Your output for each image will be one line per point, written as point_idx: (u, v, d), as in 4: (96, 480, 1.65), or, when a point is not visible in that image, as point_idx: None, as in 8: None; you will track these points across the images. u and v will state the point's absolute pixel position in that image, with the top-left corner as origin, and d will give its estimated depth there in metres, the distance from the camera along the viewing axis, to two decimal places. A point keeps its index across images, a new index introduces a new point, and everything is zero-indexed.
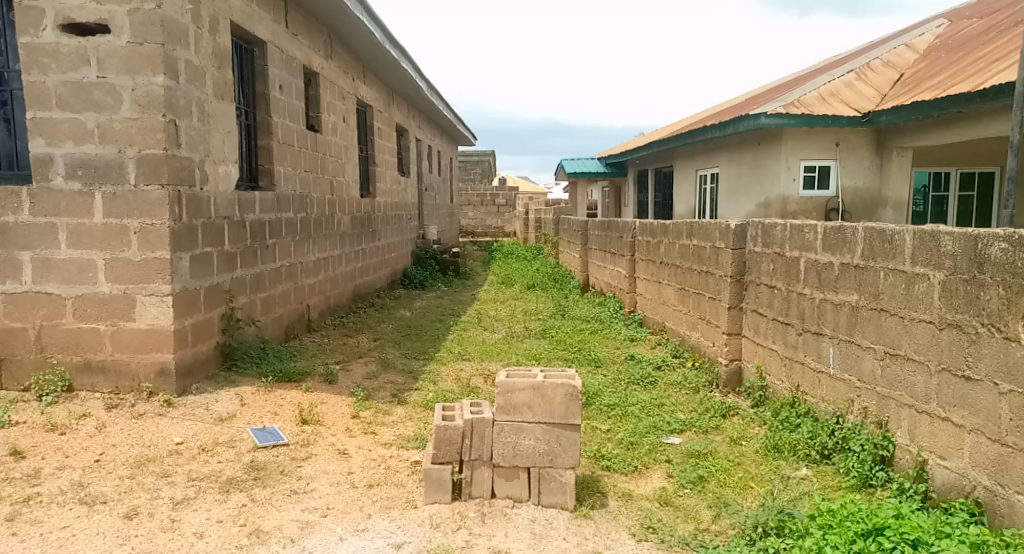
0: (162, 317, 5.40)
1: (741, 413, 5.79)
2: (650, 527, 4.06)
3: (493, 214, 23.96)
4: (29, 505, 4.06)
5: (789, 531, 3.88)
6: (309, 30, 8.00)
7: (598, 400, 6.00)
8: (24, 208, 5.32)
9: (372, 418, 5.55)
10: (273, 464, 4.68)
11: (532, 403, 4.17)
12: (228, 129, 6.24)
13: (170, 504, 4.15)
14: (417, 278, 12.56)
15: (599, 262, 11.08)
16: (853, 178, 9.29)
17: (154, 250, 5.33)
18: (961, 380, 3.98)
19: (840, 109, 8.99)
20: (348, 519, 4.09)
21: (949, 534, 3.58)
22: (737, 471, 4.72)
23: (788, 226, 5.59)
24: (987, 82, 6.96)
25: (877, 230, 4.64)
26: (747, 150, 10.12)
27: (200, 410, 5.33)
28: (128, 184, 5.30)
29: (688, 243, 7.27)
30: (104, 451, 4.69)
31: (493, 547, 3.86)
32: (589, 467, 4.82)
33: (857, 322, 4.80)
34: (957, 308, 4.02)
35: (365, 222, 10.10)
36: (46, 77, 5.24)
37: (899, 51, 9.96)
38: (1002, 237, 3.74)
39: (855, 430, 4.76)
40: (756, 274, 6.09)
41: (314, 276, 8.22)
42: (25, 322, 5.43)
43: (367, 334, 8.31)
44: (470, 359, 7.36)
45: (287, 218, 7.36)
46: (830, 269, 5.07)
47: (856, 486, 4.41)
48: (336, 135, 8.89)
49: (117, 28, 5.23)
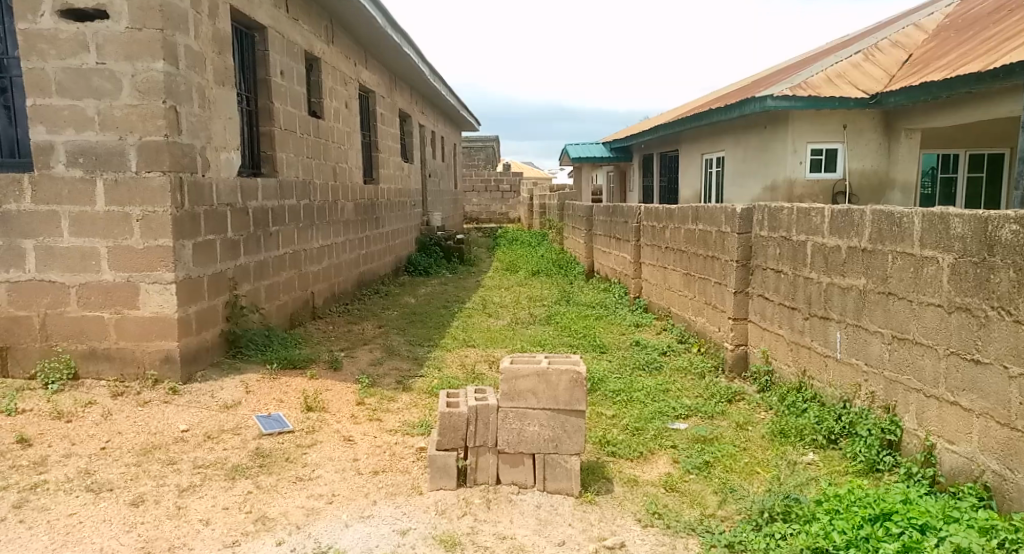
0: (166, 304, 5.39)
1: (746, 398, 5.78)
2: (656, 513, 4.05)
3: (497, 200, 23.90)
4: (35, 493, 4.06)
5: (796, 517, 3.86)
6: (310, 16, 7.94)
7: (603, 387, 5.98)
8: (25, 197, 5.30)
9: (377, 405, 5.54)
10: (278, 451, 4.69)
11: (537, 389, 4.15)
12: (229, 115, 6.21)
13: (176, 491, 4.15)
14: (421, 265, 12.55)
15: (604, 247, 11.04)
16: (860, 160, 9.21)
17: (157, 238, 5.31)
18: (971, 363, 3.94)
19: (846, 91, 8.91)
20: (354, 506, 4.08)
21: (957, 518, 3.55)
22: (743, 457, 4.70)
23: (795, 210, 5.53)
24: (997, 62, 6.87)
25: (885, 213, 4.58)
26: (753, 134, 10.05)
27: (205, 397, 5.33)
28: (130, 171, 5.27)
29: (693, 227, 7.23)
30: (110, 439, 4.69)
31: (499, 534, 3.85)
32: (594, 453, 4.80)
33: (865, 307, 4.76)
34: (966, 291, 3.98)
35: (368, 209, 10.06)
36: (45, 64, 5.21)
37: (907, 32, 9.85)
38: (1013, 219, 3.69)
39: (862, 414, 4.73)
40: (762, 258, 6.04)
41: (318, 264, 8.20)
42: (29, 310, 5.43)
43: (371, 321, 8.29)
44: (476, 346, 7.34)
45: (290, 204, 7.34)
46: (838, 254, 5.03)
47: (864, 472, 4.40)
48: (338, 121, 8.85)
49: (115, 14, 5.19)
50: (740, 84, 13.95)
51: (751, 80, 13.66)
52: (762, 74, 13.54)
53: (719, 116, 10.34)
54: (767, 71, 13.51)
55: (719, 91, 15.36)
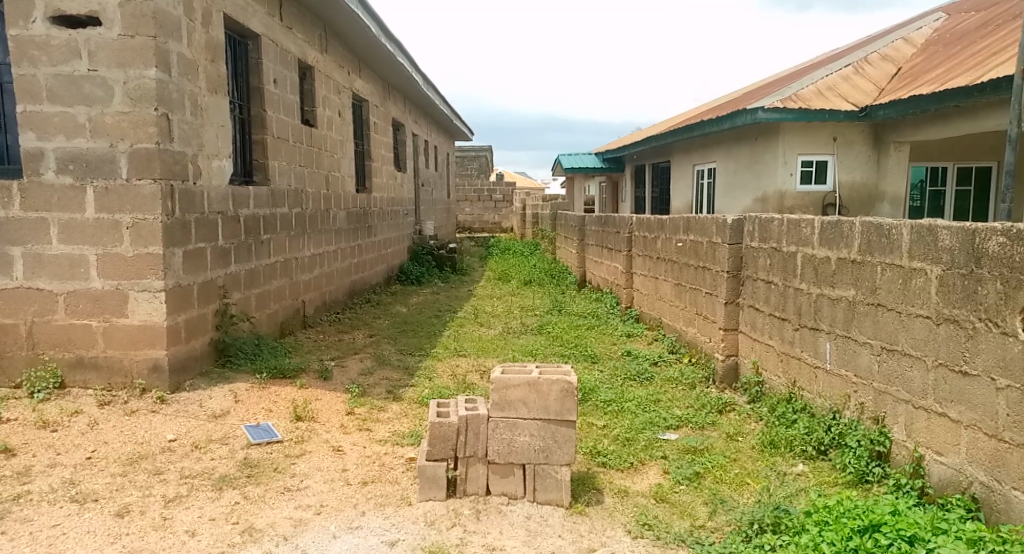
0: (156, 313, 5.36)
1: (737, 408, 5.77)
2: (645, 524, 4.03)
3: (490, 210, 23.93)
4: (19, 503, 4.02)
5: (785, 528, 3.85)
6: (303, 24, 7.95)
7: (593, 397, 5.97)
8: (14, 203, 5.27)
9: (367, 415, 5.52)
10: (267, 462, 4.66)
11: (527, 399, 4.14)
12: (221, 122, 6.19)
13: (162, 502, 4.12)
14: (413, 274, 12.54)
15: (596, 257, 11.05)
16: (850, 172, 9.27)
17: (147, 246, 5.28)
18: (959, 375, 3.95)
19: (837, 103, 8.95)
20: (342, 517, 4.06)
21: (945, 530, 3.55)
22: (732, 467, 4.70)
23: (785, 221, 5.55)
24: (984, 76, 6.93)
25: (875, 225, 4.60)
26: (744, 146, 10.09)
27: (194, 406, 5.30)
28: (120, 178, 5.25)
29: (685, 237, 7.24)
30: (96, 448, 4.66)
31: (488, 545, 3.83)
32: (585, 463, 4.79)
33: (854, 317, 4.77)
34: (954, 303, 4.00)
35: (360, 217, 10.04)
36: (36, 70, 5.19)
37: (897, 45, 9.93)
38: (1000, 231, 3.71)
39: (852, 425, 4.73)
40: (753, 270, 6.06)
41: (309, 272, 8.17)
42: (16, 318, 5.39)
43: (362, 330, 8.27)
44: (467, 356, 7.32)
45: (282, 212, 7.32)
46: (827, 265, 5.05)
47: (853, 483, 4.40)
48: (331, 130, 8.84)
49: (107, 21, 5.18)
50: (731, 96, 14.02)
51: (742, 91, 13.70)
52: (754, 86, 13.58)
53: (711, 127, 10.36)
54: (758, 83, 13.57)
55: (711, 102, 15.41)
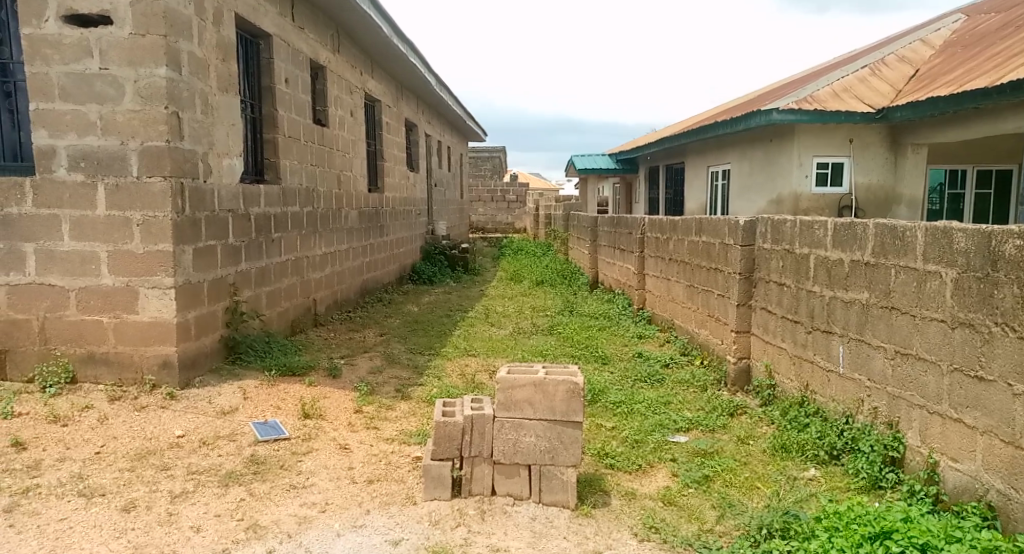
0: (166, 310, 5.37)
1: (749, 412, 5.71)
2: (652, 527, 3.99)
3: (503, 210, 23.92)
4: (27, 497, 4.04)
5: (794, 533, 3.80)
6: (316, 24, 7.97)
7: (603, 398, 5.93)
8: (27, 200, 5.31)
9: (375, 413, 5.51)
10: (273, 459, 4.65)
11: (533, 400, 4.10)
12: (233, 122, 6.21)
13: (168, 498, 4.12)
14: (425, 274, 12.54)
15: (609, 259, 10.99)
16: (867, 174, 9.17)
17: (157, 243, 5.30)
18: (974, 380, 3.88)
19: (853, 105, 8.86)
20: (347, 515, 4.04)
21: (959, 538, 3.48)
22: (743, 471, 4.64)
23: (798, 222, 5.49)
24: (1004, 78, 6.82)
25: (888, 226, 4.53)
26: (759, 147, 10.00)
27: (202, 403, 5.31)
28: (132, 176, 5.27)
29: (697, 239, 7.19)
30: (105, 443, 4.67)
31: (492, 546, 3.80)
32: (592, 465, 4.75)
33: (867, 320, 4.70)
34: (969, 307, 3.93)
35: (372, 217, 10.05)
36: (49, 68, 5.22)
37: (915, 46, 9.82)
38: (1017, 234, 3.65)
39: (865, 430, 4.67)
40: (765, 271, 5.99)
41: (321, 271, 8.18)
42: (28, 313, 5.43)
43: (373, 329, 8.28)
44: (477, 355, 7.30)
45: (293, 211, 7.33)
46: (841, 267, 4.98)
47: (865, 488, 4.33)
48: (343, 129, 8.86)
49: (119, 20, 5.20)
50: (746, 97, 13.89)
51: (758, 92, 13.54)
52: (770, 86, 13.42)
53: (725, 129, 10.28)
54: (774, 84, 13.42)
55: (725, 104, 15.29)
